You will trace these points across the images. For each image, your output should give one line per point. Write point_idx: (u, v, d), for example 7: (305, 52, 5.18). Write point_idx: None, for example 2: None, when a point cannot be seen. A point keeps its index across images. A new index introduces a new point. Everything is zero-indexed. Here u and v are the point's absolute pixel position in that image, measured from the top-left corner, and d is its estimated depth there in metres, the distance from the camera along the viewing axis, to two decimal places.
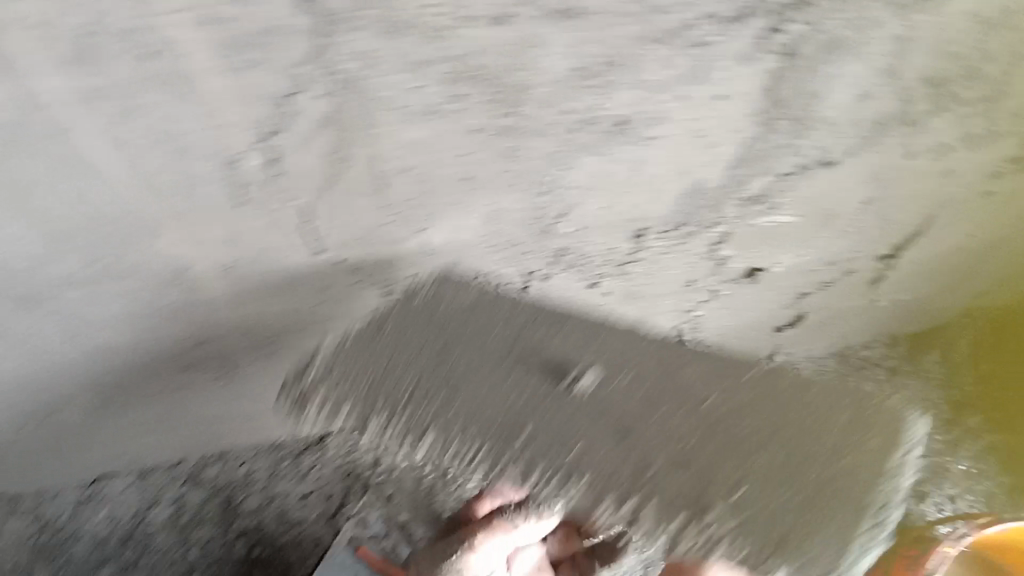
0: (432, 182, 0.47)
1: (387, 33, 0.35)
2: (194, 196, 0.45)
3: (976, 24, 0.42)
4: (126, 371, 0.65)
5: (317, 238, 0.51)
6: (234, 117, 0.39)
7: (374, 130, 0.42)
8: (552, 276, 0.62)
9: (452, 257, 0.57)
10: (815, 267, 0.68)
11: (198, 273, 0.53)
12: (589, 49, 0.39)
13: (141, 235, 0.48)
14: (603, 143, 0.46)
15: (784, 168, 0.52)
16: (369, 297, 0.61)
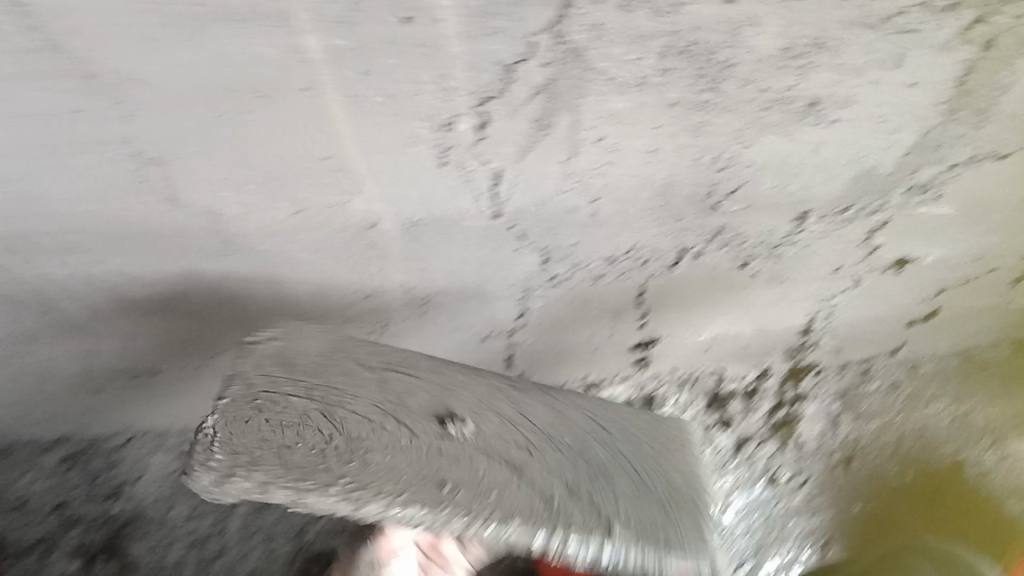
0: (620, 153, 0.50)
1: (624, 6, 0.38)
2: (405, 153, 0.49)
3: None
4: (295, 316, 0.70)
5: (499, 202, 0.55)
6: (462, 81, 0.43)
7: (583, 99, 0.45)
8: (704, 254, 0.64)
9: (616, 230, 0.60)
10: (961, 262, 0.69)
11: (384, 229, 0.57)
12: (803, 32, 0.41)
13: (347, 187, 0.52)
14: (790, 124, 0.48)
15: (957, 159, 0.53)
16: (529, 264, 0.64)
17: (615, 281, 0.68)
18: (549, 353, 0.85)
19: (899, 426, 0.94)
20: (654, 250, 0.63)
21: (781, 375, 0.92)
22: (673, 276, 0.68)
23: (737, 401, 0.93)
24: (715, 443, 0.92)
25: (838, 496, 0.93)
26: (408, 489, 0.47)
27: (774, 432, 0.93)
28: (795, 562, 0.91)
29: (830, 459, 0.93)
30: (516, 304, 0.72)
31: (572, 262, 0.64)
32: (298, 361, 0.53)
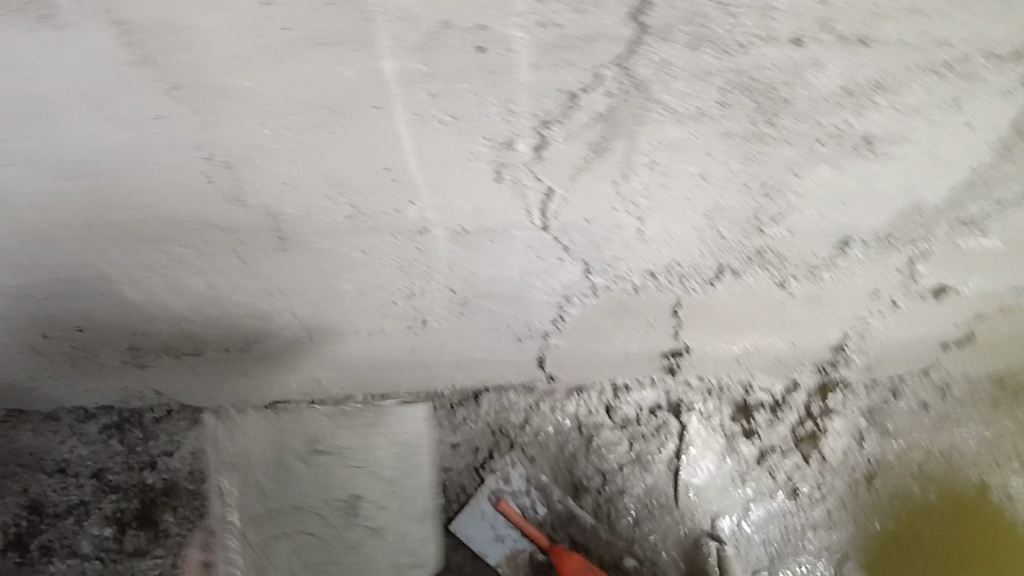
0: (670, 175, 0.51)
1: (689, 46, 0.39)
2: (462, 167, 0.50)
3: None
4: (341, 308, 0.72)
5: (549, 215, 0.56)
6: (525, 105, 0.44)
7: (641, 125, 0.46)
8: (744, 272, 0.66)
9: (659, 245, 0.61)
10: (1000, 293, 0.69)
11: (435, 234, 0.59)
12: (862, 75, 0.41)
13: (404, 195, 0.53)
14: (843, 157, 0.49)
15: (1003, 197, 0.53)
16: (572, 272, 0.66)
17: (654, 292, 0.70)
18: (582, 355, 0.86)
19: (925, 446, 0.94)
20: (695, 265, 0.65)
21: (809, 389, 0.96)
22: (711, 292, 0.69)
23: (764, 411, 0.96)
24: (738, 452, 0.96)
25: (858, 512, 0.93)
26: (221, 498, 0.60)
27: (798, 444, 0.95)
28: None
29: (853, 474, 0.94)
30: (555, 308, 0.73)
31: (614, 273, 0.66)
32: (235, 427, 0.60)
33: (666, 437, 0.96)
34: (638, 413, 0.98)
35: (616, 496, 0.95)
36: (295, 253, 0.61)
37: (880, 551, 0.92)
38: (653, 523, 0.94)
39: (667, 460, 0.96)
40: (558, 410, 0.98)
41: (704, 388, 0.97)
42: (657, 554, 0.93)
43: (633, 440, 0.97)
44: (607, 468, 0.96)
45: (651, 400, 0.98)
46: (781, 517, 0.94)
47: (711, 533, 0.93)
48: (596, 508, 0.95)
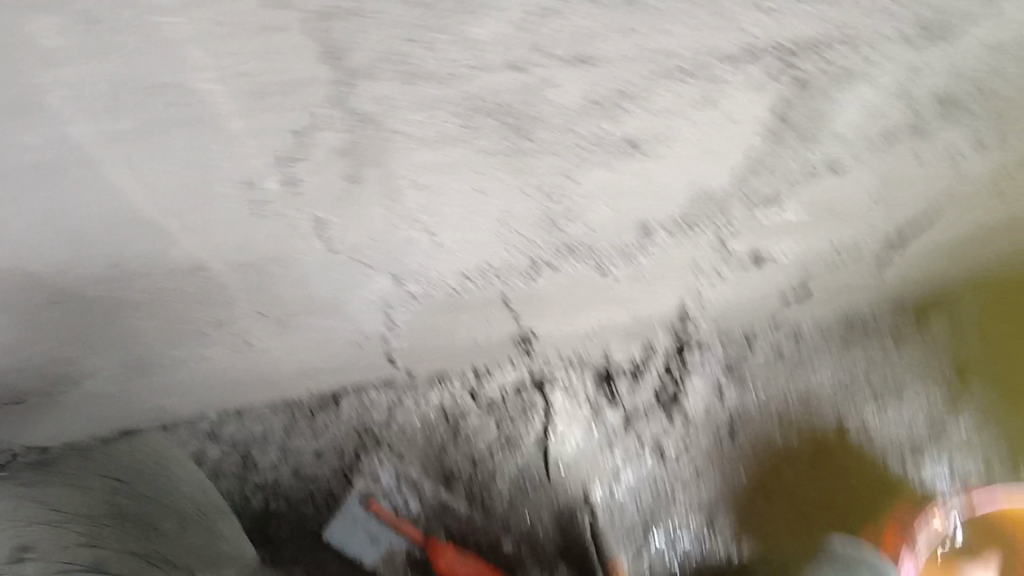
0: (444, 193, 0.48)
1: (403, 79, 0.36)
2: (214, 210, 0.46)
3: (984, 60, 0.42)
4: (151, 350, 0.67)
5: (332, 241, 0.52)
6: (252, 147, 0.40)
7: (388, 154, 0.42)
8: (561, 266, 0.63)
9: (463, 253, 0.58)
10: (823, 252, 0.69)
11: (217, 271, 0.55)
12: (602, 87, 0.39)
13: (164, 240, 0.49)
14: (616, 159, 0.46)
15: (793, 175, 0.52)
16: (383, 285, 0.62)
17: (477, 292, 0.67)
18: (430, 350, 0.84)
19: (784, 394, 0.96)
20: (509, 265, 0.62)
21: (669, 351, 0.95)
22: (535, 286, 0.67)
23: (625, 378, 0.95)
24: (605, 422, 0.95)
25: (726, 466, 0.95)
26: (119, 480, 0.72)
27: (663, 406, 0.95)
28: (682, 535, 0.94)
29: (719, 429, 0.95)
30: (381, 317, 0.70)
31: (427, 281, 0.63)
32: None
33: (533, 416, 0.95)
34: (504, 396, 0.95)
35: (487, 481, 0.94)
36: (71, 311, 0.56)
37: (749, 502, 0.95)
38: (527, 505, 0.93)
39: (536, 440, 0.94)
40: (422, 403, 0.95)
41: (567, 363, 0.95)
42: (535, 532, 0.93)
43: (499, 422, 0.95)
44: (477, 455, 0.94)
45: (516, 381, 0.95)
46: (653, 480, 0.94)
47: (585, 504, 0.94)
48: (469, 496, 0.94)
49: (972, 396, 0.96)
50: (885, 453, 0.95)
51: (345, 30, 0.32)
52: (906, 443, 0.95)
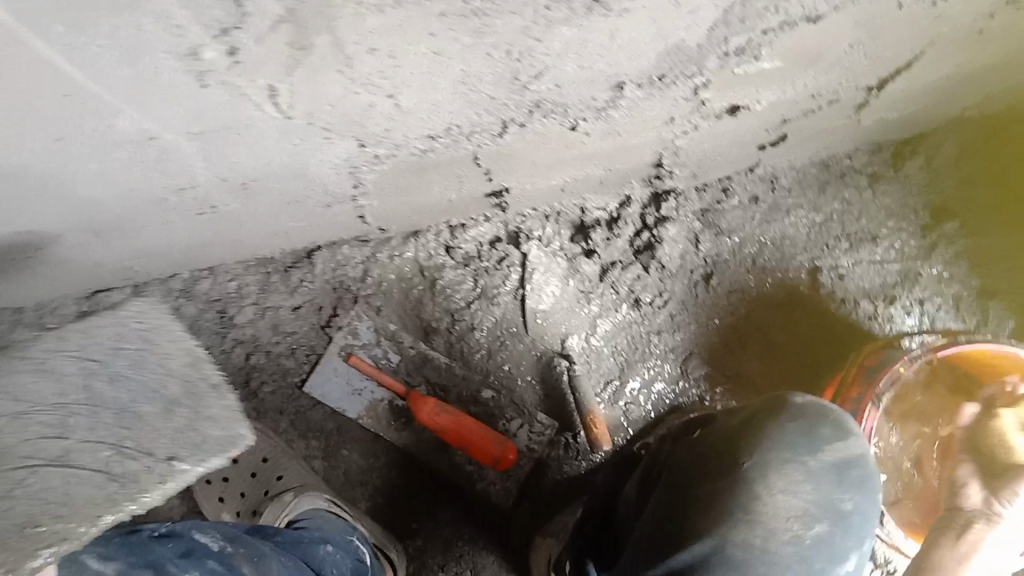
0: (400, 58, 0.46)
1: None
2: (156, 82, 0.44)
3: None
4: (113, 219, 0.66)
5: (287, 109, 0.50)
6: (187, 19, 0.37)
7: (337, 21, 0.40)
8: (530, 123, 0.62)
9: (425, 114, 0.56)
10: (796, 102, 0.67)
11: (169, 140, 0.53)
12: None
13: (106, 115, 0.47)
14: (580, 18, 0.44)
15: (767, 27, 0.49)
16: (346, 149, 0.61)
17: (446, 152, 0.66)
18: (403, 208, 0.83)
19: (759, 239, 0.97)
20: (475, 125, 0.60)
21: (643, 201, 0.94)
22: (503, 144, 0.66)
23: (601, 230, 0.94)
24: (581, 272, 0.95)
25: (700, 312, 0.97)
26: None
27: (638, 256, 0.95)
28: (657, 380, 0.97)
29: (692, 277, 0.96)
30: (346, 179, 0.69)
31: (391, 144, 0.61)
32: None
33: (510, 268, 0.95)
34: (478, 249, 0.95)
35: (466, 333, 0.95)
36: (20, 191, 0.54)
37: (721, 350, 0.97)
38: (505, 353, 0.95)
39: (513, 291, 0.95)
40: (397, 257, 0.94)
41: (541, 215, 0.94)
42: (514, 382, 0.95)
43: (476, 276, 0.95)
44: (455, 308, 0.95)
45: (489, 234, 0.95)
46: (629, 329, 0.96)
47: (563, 353, 0.95)
48: (449, 347, 0.95)
49: (947, 239, 0.98)
50: (858, 296, 0.97)
51: None
52: (878, 286, 0.97)
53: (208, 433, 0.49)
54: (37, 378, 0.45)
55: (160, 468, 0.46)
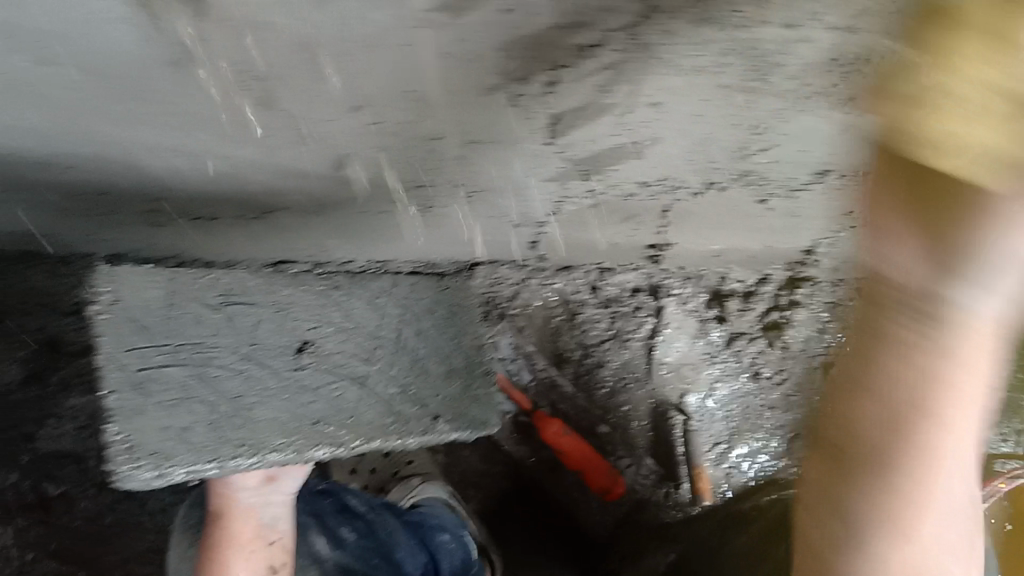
0: (668, 113, 0.56)
1: (696, 22, 0.43)
2: (477, 95, 0.55)
3: None
4: (355, 194, 0.79)
5: (554, 135, 0.62)
6: (540, 52, 0.48)
7: (645, 75, 0.50)
8: (728, 189, 0.72)
9: (653, 162, 0.67)
10: None
11: (446, 141, 0.65)
12: (847, 48, 0.45)
13: (421, 112, 0.58)
14: (828, 109, 0.53)
15: None
16: (570, 177, 0.72)
17: (645, 198, 0.77)
18: (574, 242, 0.93)
19: None
20: (684, 180, 0.71)
21: (780, 283, 1.01)
22: (697, 202, 0.77)
23: (736, 300, 1.02)
24: (710, 336, 1.03)
25: (810, 394, 1.06)
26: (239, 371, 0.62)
27: (765, 331, 1.03)
28: (761, 451, 1.08)
29: (813, 362, 1.04)
30: (551, 203, 0.80)
31: (608, 180, 0.72)
32: (151, 322, 0.59)
33: (645, 317, 1.01)
34: (620, 294, 1.02)
35: (594, 369, 1.03)
36: (311, 148, 0.66)
37: None
38: (626, 395, 1.03)
39: (644, 338, 1.02)
40: (546, 286, 1.02)
41: (684, 275, 1.00)
42: (628, 424, 1.03)
43: (613, 318, 1.02)
44: (589, 342, 1.03)
45: (633, 282, 1.01)
46: (743, 397, 1.05)
47: (678, 407, 1.03)
48: (576, 376, 1.05)
49: None
50: None
51: None
52: None
53: (470, 408, 0.72)
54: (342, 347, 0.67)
55: (427, 421, 0.68)
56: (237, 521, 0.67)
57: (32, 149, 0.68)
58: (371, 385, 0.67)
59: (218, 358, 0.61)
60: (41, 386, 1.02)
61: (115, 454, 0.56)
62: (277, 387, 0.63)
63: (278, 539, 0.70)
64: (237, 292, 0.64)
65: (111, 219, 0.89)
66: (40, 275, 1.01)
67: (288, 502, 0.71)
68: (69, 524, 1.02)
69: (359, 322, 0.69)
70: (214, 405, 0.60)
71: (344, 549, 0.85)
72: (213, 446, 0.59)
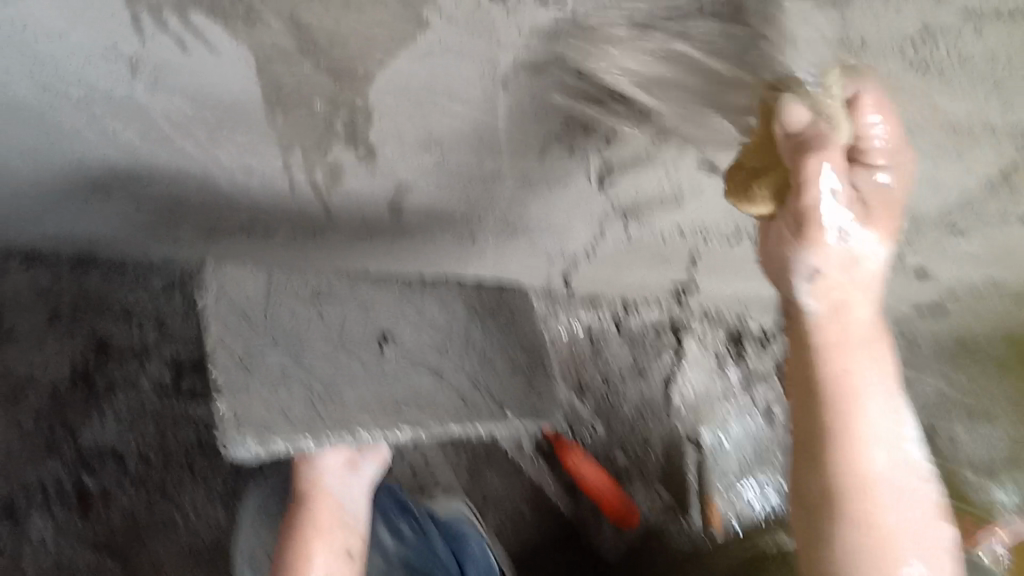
0: (713, 170, 0.62)
1: (754, 95, 0.48)
2: (541, 143, 0.61)
3: None
4: (409, 223, 0.84)
5: (606, 183, 0.67)
6: (608, 110, 0.54)
7: (699, 135, 0.56)
8: (758, 239, 0.78)
9: (692, 211, 0.72)
10: (973, 281, 0.81)
11: (504, 182, 0.70)
12: (886, 126, 0.50)
13: (486, 155, 0.64)
14: None
15: (986, 219, 0.64)
16: (612, 219, 0.78)
17: (679, 242, 0.83)
18: (606, 278, 0.98)
19: None
20: (718, 229, 0.77)
21: None
22: (728, 248, 0.82)
23: (753, 342, 1.09)
24: (726, 375, 1.09)
25: None
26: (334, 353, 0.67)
27: (779, 374, 1.09)
28: (769, 484, 1.09)
29: None
30: (590, 242, 0.86)
31: (646, 224, 0.78)
32: (252, 310, 0.65)
33: (666, 354, 1.08)
34: (642, 330, 1.08)
35: (615, 400, 1.08)
36: (378, 178, 0.72)
37: None
38: (643, 426, 1.08)
39: (664, 373, 1.08)
40: (573, 319, 1.08)
41: (701, 313, 1.07)
42: (646, 454, 1.08)
43: (635, 352, 1.08)
44: (612, 375, 1.08)
45: (656, 319, 1.08)
46: (757, 437, 1.10)
47: (693, 442, 1.08)
48: (597, 407, 1.08)
49: None
50: (965, 466, 1.07)
51: None
52: (984, 462, 1.07)
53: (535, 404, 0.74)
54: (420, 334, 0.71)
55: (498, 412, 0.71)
56: (320, 503, 0.75)
57: (124, 162, 0.75)
58: (445, 375, 0.71)
59: (311, 344, 0.66)
60: (89, 386, 1.06)
61: (223, 427, 0.59)
62: (363, 373, 0.67)
63: (353, 523, 0.76)
64: (324, 293, 0.69)
65: (173, 232, 0.95)
66: (95, 279, 1.08)
67: (363, 494, 0.79)
68: (108, 519, 1.02)
69: (430, 318, 0.73)
70: (309, 385, 0.64)
71: (403, 543, 0.99)
72: (310, 420, 0.62)
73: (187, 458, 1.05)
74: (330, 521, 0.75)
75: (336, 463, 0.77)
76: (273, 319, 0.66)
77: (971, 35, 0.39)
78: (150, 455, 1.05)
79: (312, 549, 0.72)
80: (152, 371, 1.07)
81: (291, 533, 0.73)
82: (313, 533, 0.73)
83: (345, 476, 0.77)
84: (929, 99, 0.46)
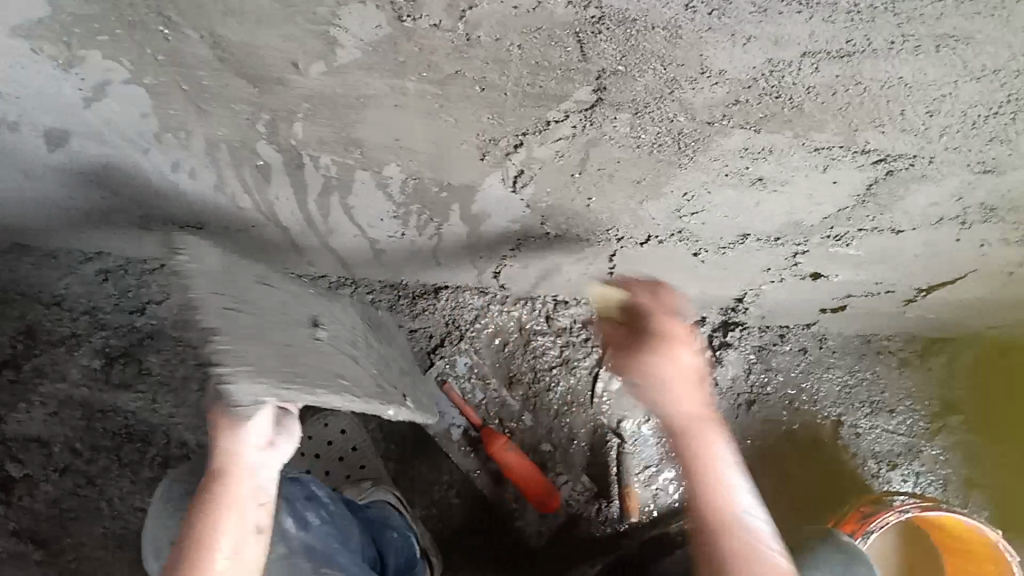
0: (613, 178, 0.67)
1: (634, 113, 0.53)
2: (453, 150, 0.65)
3: (1010, 187, 0.59)
4: (339, 221, 0.88)
5: (517, 187, 0.72)
6: (509, 123, 0.58)
7: (592, 146, 0.61)
8: (666, 242, 0.83)
9: (599, 215, 0.77)
10: (864, 284, 0.87)
11: (424, 184, 0.74)
12: (754, 142, 0.55)
13: (404, 159, 0.68)
14: (742, 187, 0.64)
15: (863, 227, 0.70)
16: (530, 221, 0.82)
17: (595, 243, 0.87)
18: (530, 277, 1.04)
19: (800, 384, 1.14)
20: (627, 233, 0.82)
21: (714, 324, 1.14)
22: (639, 250, 0.88)
23: None
24: None
25: (735, 429, 1.13)
26: (287, 322, 0.72)
27: None
28: None
29: (738, 401, 1.14)
30: (512, 243, 0.90)
31: (562, 226, 0.83)
32: (217, 274, 0.67)
33: (592, 348, 1.13)
34: (570, 325, 1.14)
35: (542, 393, 1.12)
36: (302, 177, 0.75)
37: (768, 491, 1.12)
38: (569, 418, 1.12)
39: (590, 366, 1.13)
40: (504, 312, 1.14)
41: None
42: (570, 444, 1.12)
43: (564, 346, 1.13)
44: (540, 367, 1.13)
45: (583, 315, 1.14)
46: None
47: (615, 431, 1.13)
48: (525, 399, 1.12)
49: (950, 430, 1.13)
50: (867, 455, 1.12)
51: (609, 83, 0.50)
52: (884, 451, 1.12)
53: None
54: (338, 326, 0.82)
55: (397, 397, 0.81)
56: (235, 479, 0.64)
57: (56, 154, 0.77)
58: (363, 361, 0.80)
59: (266, 311, 0.70)
60: (16, 372, 1.07)
61: (230, 363, 0.59)
62: (308, 342, 0.73)
63: (267, 504, 0.66)
64: (261, 274, 0.75)
65: (105, 222, 0.97)
66: (27, 265, 1.09)
67: (278, 472, 0.68)
68: (31, 506, 1.05)
69: (341, 320, 0.84)
70: (282, 344, 0.67)
71: (309, 530, 0.87)
72: (289, 370, 0.64)
73: (113, 445, 1.08)
74: (243, 500, 0.64)
75: (256, 436, 0.65)
76: (233, 284, 0.68)
77: (808, 69, 0.45)
78: (76, 443, 1.07)
79: (219, 530, 0.62)
80: (82, 361, 1.09)
81: (198, 506, 0.63)
82: (222, 510, 0.63)
83: (265, 450, 0.66)
84: (786, 122, 0.51)
